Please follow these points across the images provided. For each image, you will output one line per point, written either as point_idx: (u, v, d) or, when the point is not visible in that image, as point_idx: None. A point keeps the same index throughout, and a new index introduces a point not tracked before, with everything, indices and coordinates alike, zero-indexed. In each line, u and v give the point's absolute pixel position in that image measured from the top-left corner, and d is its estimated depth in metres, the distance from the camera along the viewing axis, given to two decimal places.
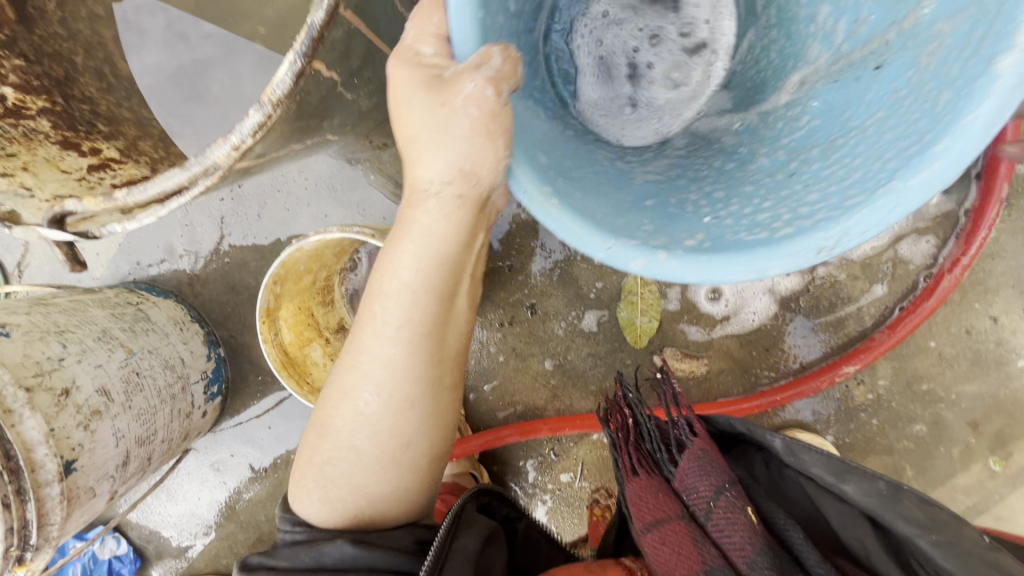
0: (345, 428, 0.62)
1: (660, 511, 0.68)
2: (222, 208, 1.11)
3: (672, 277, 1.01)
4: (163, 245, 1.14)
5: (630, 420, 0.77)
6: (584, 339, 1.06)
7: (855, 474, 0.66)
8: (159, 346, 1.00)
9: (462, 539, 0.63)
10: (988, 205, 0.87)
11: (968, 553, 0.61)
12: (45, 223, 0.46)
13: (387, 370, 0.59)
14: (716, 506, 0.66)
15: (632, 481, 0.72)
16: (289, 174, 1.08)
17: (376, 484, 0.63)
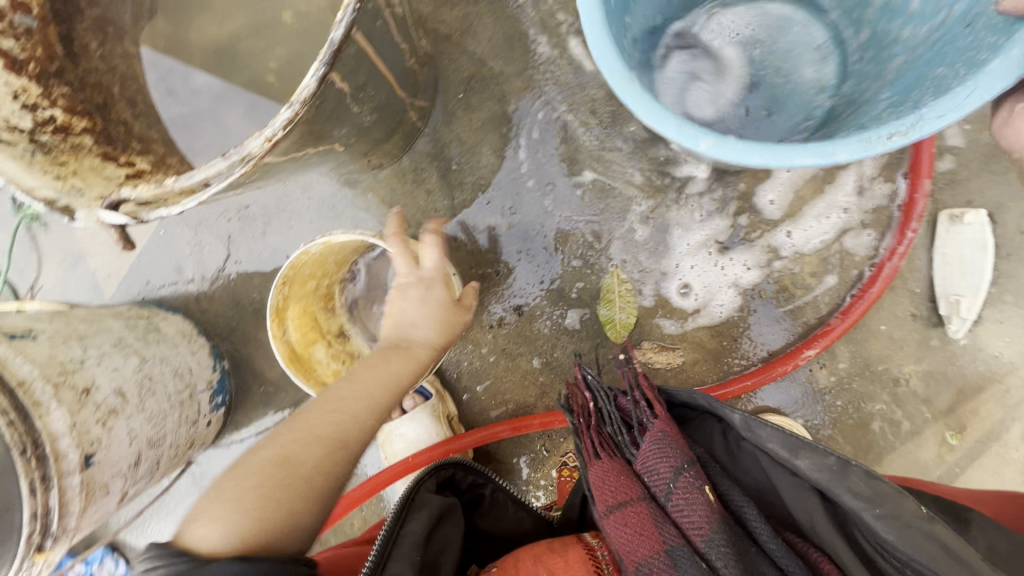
0: (292, 460, 0.69)
1: (621, 494, 0.68)
2: (230, 227, 1.20)
3: (646, 275, 1.11)
4: (173, 265, 1.22)
5: (592, 405, 0.78)
6: (569, 336, 1.14)
7: (806, 448, 0.66)
8: (169, 354, 1.06)
9: (411, 525, 0.67)
10: (915, 199, 0.99)
11: (910, 525, 0.61)
12: (104, 208, 0.56)
13: (339, 425, 0.73)
14: (676, 487, 0.66)
15: (594, 463, 0.74)
16: (292, 194, 1.18)
17: (306, 508, 0.67)
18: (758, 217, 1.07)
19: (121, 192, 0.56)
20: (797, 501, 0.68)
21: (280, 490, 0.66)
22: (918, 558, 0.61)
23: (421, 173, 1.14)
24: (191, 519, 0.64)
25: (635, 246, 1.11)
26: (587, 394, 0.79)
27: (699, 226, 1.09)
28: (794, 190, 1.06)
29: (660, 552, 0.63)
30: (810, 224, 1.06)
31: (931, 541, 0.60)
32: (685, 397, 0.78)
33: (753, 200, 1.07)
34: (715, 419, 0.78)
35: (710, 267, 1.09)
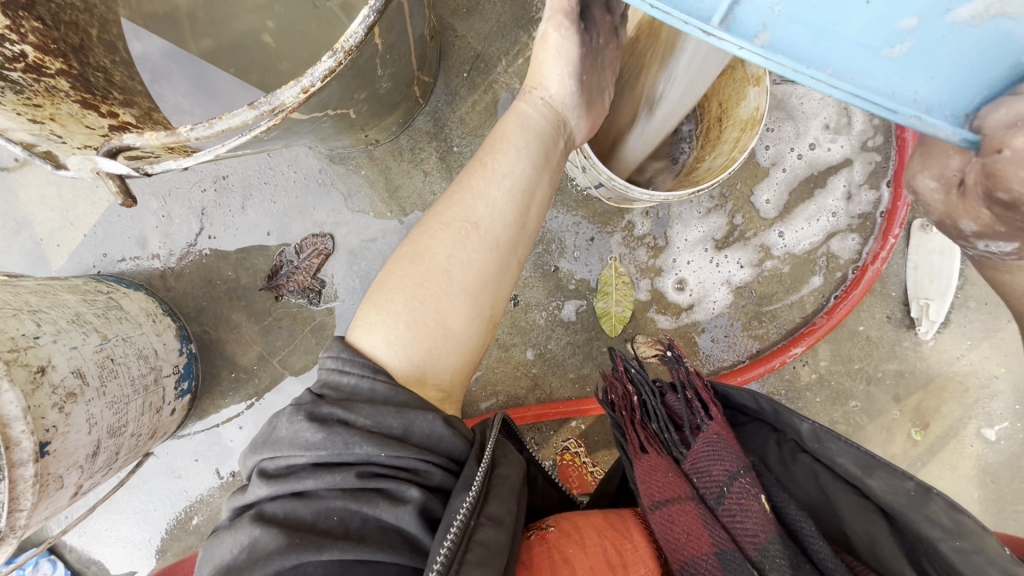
0: (433, 250, 0.63)
1: (669, 490, 0.63)
2: (204, 199, 1.11)
3: (644, 269, 1.12)
4: (136, 236, 1.11)
5: (635, 399, 0.74)
6: (564, 328, 1.12)
7: (881, 467, 0.60)
8: (133, 335, 0.95)
9: (504, 469, 0.61)
10: (897, 207, 1.05)
11: (993, 562, 0.54)
12: (102, 154, 0.50)
13: (475, 198, 0.65)
14: (730, 491, 0.62)
15: (640, 457, 0.69)
16: (277, 167, 1.10)
17: (456, 318, 0.63)
18: (754, 216, 1.10)
19: (121, 136, 0.49)
20: (857, 520, 0.62)
21: (430, 291, 0.62)
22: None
23: (418, 152, 1.09)
24: (358, 322, 0.62)
25: (635, 240, 1.11)
26: (631, 387, 0.75)
27: (696, 222, 1.11)
28: (786, 191, 1.10)
29: (709, 556, 0.58)
30: (800, 225, 1.10)
31: (994, 565, 0.54)
32: (741, 400, 0.72)
33: (749, 200, 1.10)
34: (769, 427, 0.72)
35: (705, 263, 1.11)
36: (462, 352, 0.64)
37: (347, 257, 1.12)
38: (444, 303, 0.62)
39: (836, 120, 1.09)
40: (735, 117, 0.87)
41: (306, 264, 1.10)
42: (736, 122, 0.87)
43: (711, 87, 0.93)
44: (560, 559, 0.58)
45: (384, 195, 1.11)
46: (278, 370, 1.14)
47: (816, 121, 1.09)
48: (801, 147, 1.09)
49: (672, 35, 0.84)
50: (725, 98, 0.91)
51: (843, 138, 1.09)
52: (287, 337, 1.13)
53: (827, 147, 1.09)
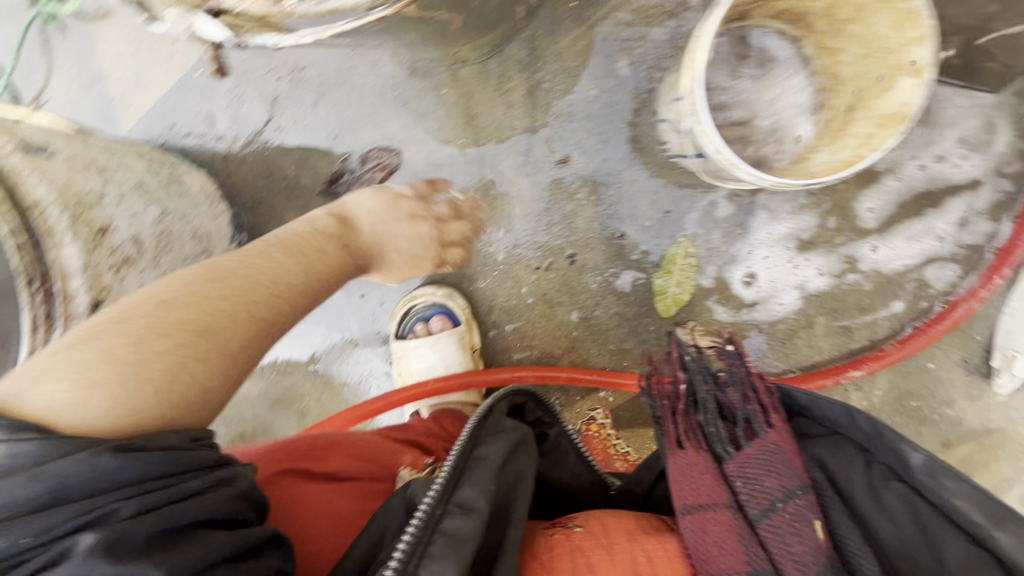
0: (215, 309, 0.55)
1: (704, 494, 0.55)
2: (278, 87, 1.06)
3: (715, 255, 1.05)
4: (204, 113, 1.08)
5: (680, 389, 0.65)
6: (615, 298, 1.08)
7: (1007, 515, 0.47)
8: (189, 213, 0.95)
9: (488, 448, 0.55)
10: (1016, 246, 0.93)
11: None
12: (197, 11, 0.45)
13: (270, 272, 0.63)
14: (777, 510, 0.52)
15: (675, 453, 0.60)
16: (357, 68, 1.04)
17: (213, 391, 0.52)
18: (851, 223, 1.01)
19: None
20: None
21: (212, 346, 0.52)
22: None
23: (505, 81, 1.02)
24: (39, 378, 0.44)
25: (713, 222, 1.04)
26: (680, 373, 0.66)
27: (784, 217, 1.02)
28: (894, 203, 0.99)
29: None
30: (898, 244, 1.00)
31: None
32: (829, 413, 0.59)
33: (850, 204, 1.00)
34: (857, 446, 0.57)
35: (782, 262, 1.03)
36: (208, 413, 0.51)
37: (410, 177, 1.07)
38: (205, 373, 0.51)
39: (976, 135, 0.97)
40: (873, 109, 0.77)
41: (369, 176, 1.08)
42: (870, 116, 0.78)
43: (850, 69, 0.82)
44: (583, 562, 0.54)
45: (461, 120, 1.04)
46: None
47: (949, 132, 0.97)
48: (926, 157, 0.97)
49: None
50: (864, 86, 0.80)
51: (976, 157, 0.97)
52: None
53: (956, 164, 0.97)
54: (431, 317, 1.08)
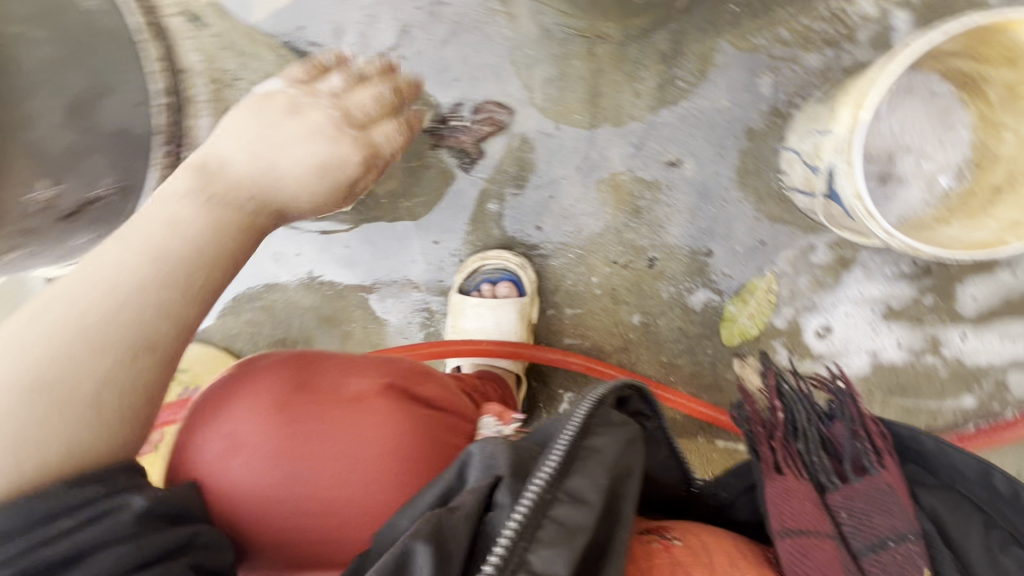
0: (40, 361, 0.47)
1: (805, 520, 0.54)
2: (413, 16, 1.05)
3: (796, 298, 1.02)
4: (334, 23, 1.07)
5: (779, 415, 0.63)
6: (683, 312, 1.06)
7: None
8: None
9: (601, 438, 0.52)
10: None
11: None
12: None
13: (108, 281, 0.52)
14: (877, 552, 0.53)
15: (773, 477, 0.58)
16: (497, 17, 1.02)
17: (82, 432, 0.46)
18: (948, 305, 0.97)
19: None
20: None
21: (48, 404, 0.46)
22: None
23: (640, 68, 0.99)
24: None
25: (806, 266, 1.01)
26: (778, 401, 0.64)
27: (880, 281, 0.99)
28: (997, 299, 0.96)
29: None
30: (990, 339, 0.97)
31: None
32: (957, 466, 0.58)
33: (953, 286, 0.97)
34: (975, 506, 0.58)
35: (863, 324, 1.00)
36: (107, 451, 0.47)
37: (516, 139, 1.07)
38: (64, 419, 0.46)
39: None
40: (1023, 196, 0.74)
41: (477, 128, 1.08)
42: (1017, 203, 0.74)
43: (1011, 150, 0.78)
44: None
45: (585, 97, 1.02)
46: (402, 213, 1.14)
47: None
48: None
49: None
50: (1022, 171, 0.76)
51: None
52: (426, 186, 1.12)
53: None
54: (499, 281, 1.09)
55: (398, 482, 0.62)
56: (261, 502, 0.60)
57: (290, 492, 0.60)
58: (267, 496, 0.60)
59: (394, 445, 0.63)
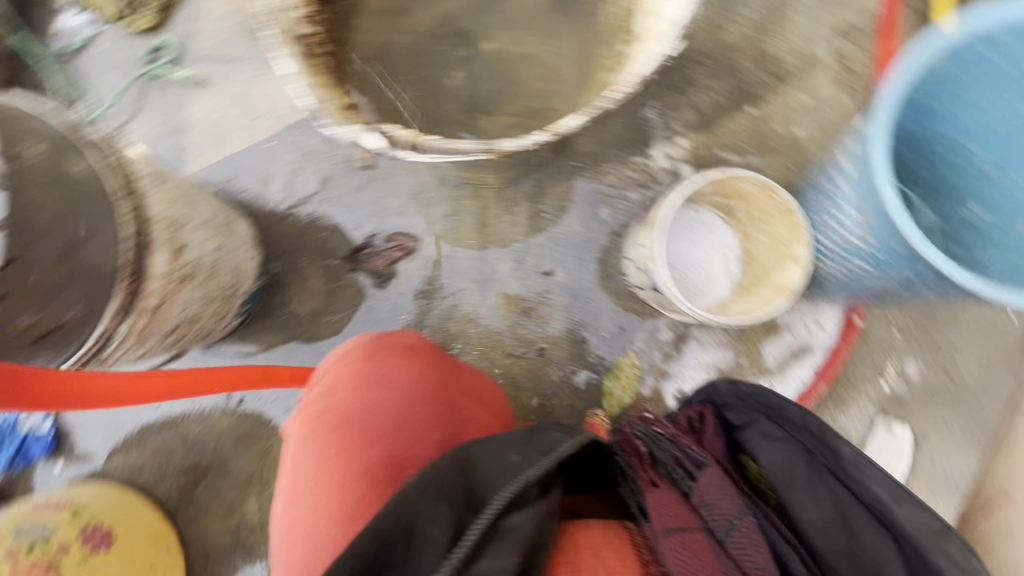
0: None
1: (681, 520, 0.65)
2: (332, 170, 1.30)
3: (654, 370, 1.29)
4: (263, 175, 1.30)
5: (643, 448, 0.78)
6: (571, 391, 1.28)
7: (910, 502, 0.64)
8: (236, 248, 1.11)
9: (517, 518, 0.63)
10: (830, 365, 1.28)
11: None
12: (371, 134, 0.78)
13: None
14: (735, 529, 0.64)
15: (650, 490, 0.71)
16: (402, 170, 1.30)
17: None
18: (757, 363, 1.30)
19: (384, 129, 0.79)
20: (870, 542, 0.65)
21: None
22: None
23: (514, 205, 1.31)
24: None
25: (656, 343, 1.30)
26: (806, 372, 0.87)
27: (710, 350, 1.29)
28: (791, 355, 1.30)
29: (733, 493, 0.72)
30: (789, 386, 1.29)
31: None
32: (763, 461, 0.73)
33: (758, 349, 1.30)
34: (800, 446, 0.72)
35: (705, 385, 1.28)
36: None
37: (421, 261, 1.30)
38: None
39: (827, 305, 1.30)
40: (771, 280, 1.10)
41: (388, 253, 1.30)
42: (770, 285, 1.10)
43: (760, 251, 1.15)
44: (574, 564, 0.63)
45: (475, 226, 1.30)
46: (323, 329, 1.29)
47: (819, 305, 1.30)
48: (811, 327, 1.30)
49: (756, 205, 1.09)
50: (766, 265, 1.13)
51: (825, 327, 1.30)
52: (345, 302, 1.29)
53: (825, 333, 1.30)
54: None
55: (462, 427, 0.81)
56: (382, 418, 0.79)
57: (392, 416, 0.79)
58: (378, 418, 0.79)
59: (472, 399, 0.87)
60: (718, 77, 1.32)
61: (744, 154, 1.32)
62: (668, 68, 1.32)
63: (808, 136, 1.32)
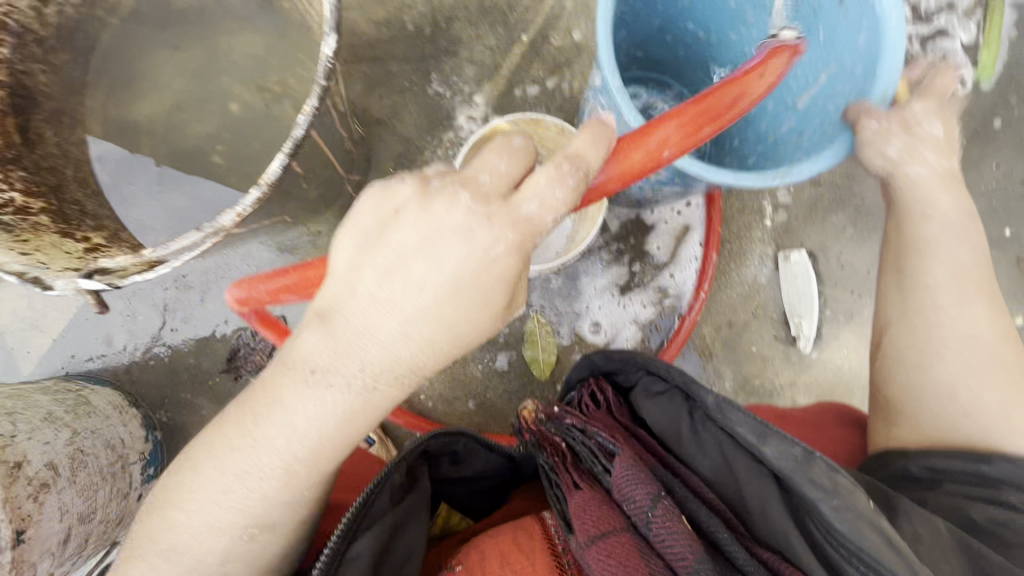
0: None
1: (603, 522, 0.60)
2: (166, 296, 1.22)
3: (563, 318, 1.28)
4: (103, 336, 1.22)
5: (563, 445, 0.74)
6: (499, 377, 1.27)
7: (777, 435, 0.60)
8: (101, 426, 1.05)
9: (360, 543, 0.59)
10: (713, 229, 1.24)
11: (863, 518, 0.55)
12: (82, 276, 0.68)
13: None
14: (653, 515, 0.59)
15: (573, 495, 0.65)
16: (232, 262, 1.23)
17: None
18: (649, 263, 1.30)
19: (98, 263, 0.69)
20: (750, 485, 0.63)
21: None
22: (863, 546, 0.54)
23: None
24: None
25: (552, 293, 1.28)
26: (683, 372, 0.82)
27: (601, 273, 1.29)
28: (676, 240, 1.30)
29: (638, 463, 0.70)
30: (686, 267, 1.29)
31: (902, 559, 0.54)
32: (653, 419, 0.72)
33: (644, 250, 1.30)
34: (685, 396, 0.70)
35: (614, 306, 1.28)
36: None
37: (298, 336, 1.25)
38: None
39: None
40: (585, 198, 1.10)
41: (262, 345, 1.23)
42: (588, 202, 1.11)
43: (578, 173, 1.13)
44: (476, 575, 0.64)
45: None
46: None
47: None
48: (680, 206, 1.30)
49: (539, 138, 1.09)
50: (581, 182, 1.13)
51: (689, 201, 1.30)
52: None
53: (693, 206, 1.30)
54: None
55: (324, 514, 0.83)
56: None
57: None
58: None
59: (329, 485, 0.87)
60: (478, 24, 1.29)
61: (540, 81, 1.29)
62: (428, 38, 1.29)
63: (587, 35, 1.30)
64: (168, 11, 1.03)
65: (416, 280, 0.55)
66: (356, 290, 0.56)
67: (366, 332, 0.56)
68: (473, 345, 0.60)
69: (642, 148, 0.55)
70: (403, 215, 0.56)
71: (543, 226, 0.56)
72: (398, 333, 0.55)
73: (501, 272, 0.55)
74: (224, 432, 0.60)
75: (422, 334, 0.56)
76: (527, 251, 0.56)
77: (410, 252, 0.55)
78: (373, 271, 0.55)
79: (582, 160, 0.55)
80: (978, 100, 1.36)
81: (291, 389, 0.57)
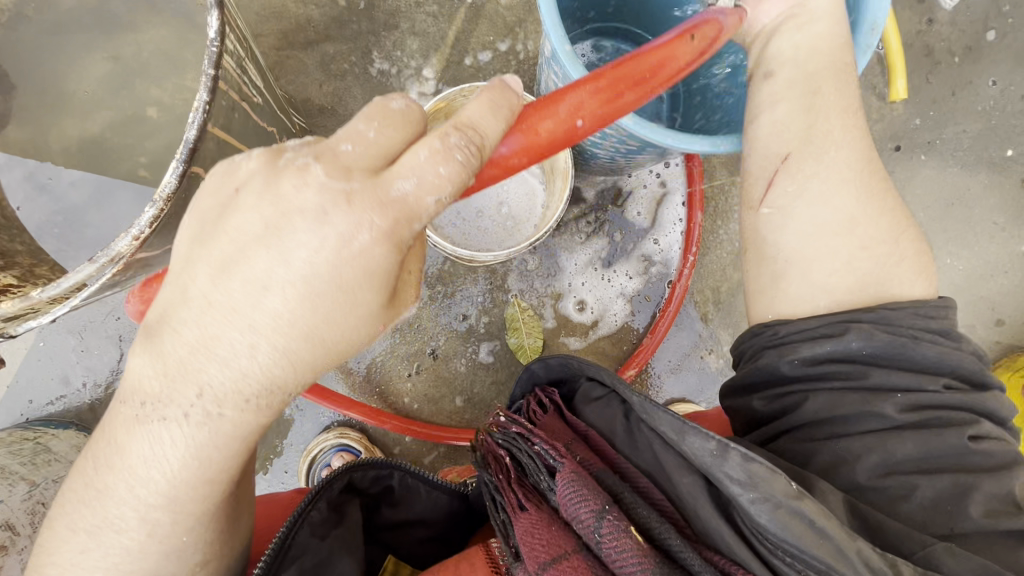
0: None
1: (554, 546, 0.55)
2: (119, 327, 1.15)
3: (545, 301, 1.20)
4: (59, 376, 1.14)
5: (508, 459, 0.67)
6: (484, 371, 1.20)
7: (695, 431, 0.56)
8: (65, 473, 0.98)
9: None
10: (694, 189, 1.15)
11: (781, 506, 0.52)
12: None
13: None
14: (602, 534, 0.54)
15: (518, 517, 0.61)
16: None
17: None
18: (631, 231, 1.21)
19: None
20: (681, 483, 0.58)
21: None
22: (787, 538, 0.52)
23: None
24: None
25: (531, 275, 1.20)
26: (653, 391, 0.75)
27: (580, 248, 1.20)
28: (656, 203, 1.22)
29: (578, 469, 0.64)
30: (670, 231, 1.21)
31: (826, 542, 0.51)
32: (595, 421, 0.68)
33: (625, 218, 1.21)
34: (619, 399, 0.68)
35: (598, 281, 1.20)
36: None
37: None
38: None
39: None
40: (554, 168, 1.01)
41: None
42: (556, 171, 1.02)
43: None
44: None
45: None
46: None
47: None
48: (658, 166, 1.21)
49: None
50: None
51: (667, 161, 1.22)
52: None
53: (670, 166, 1.22)
54: (332, 459, 1.13)
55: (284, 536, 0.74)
56: None
57: None
58: None
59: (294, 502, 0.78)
60: None
61: (491, 46, 1.18)
62: (363, 13, 1.17)
63: None
64: (62, 14, 0.92)
65: (260, 281, 0.46)
66: (188, 291, 0.47)
67: (200, 344, 0.47)
68: (353, 352, 0.51)
69: (552, 115, 0.50)
70: (244, 196, 0.47)
71: (423, 209, 0.47)
72: (242, 343, 0.47)
73: (368, 265, 0.47)
74: (79, 488, 0.53)
75: (274, 341, 0.47)
76: (400, 238, 0.47)
77: (251, 243, 0.46)
78: (205, 268, 0.46)
79: (476, 130, 0.47)
80: (969, 12, 1.24)
81: (125, 426, 0.51)
